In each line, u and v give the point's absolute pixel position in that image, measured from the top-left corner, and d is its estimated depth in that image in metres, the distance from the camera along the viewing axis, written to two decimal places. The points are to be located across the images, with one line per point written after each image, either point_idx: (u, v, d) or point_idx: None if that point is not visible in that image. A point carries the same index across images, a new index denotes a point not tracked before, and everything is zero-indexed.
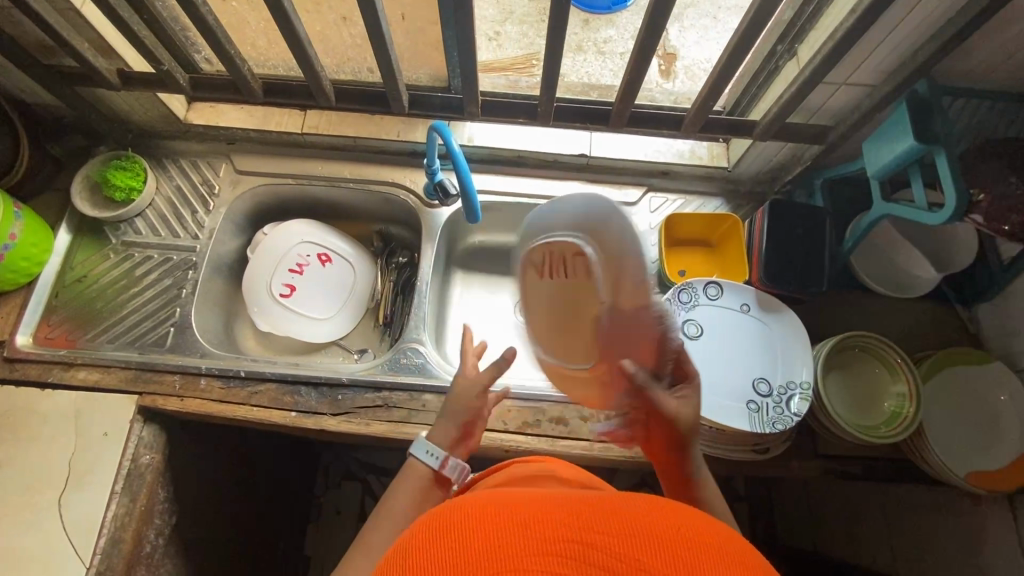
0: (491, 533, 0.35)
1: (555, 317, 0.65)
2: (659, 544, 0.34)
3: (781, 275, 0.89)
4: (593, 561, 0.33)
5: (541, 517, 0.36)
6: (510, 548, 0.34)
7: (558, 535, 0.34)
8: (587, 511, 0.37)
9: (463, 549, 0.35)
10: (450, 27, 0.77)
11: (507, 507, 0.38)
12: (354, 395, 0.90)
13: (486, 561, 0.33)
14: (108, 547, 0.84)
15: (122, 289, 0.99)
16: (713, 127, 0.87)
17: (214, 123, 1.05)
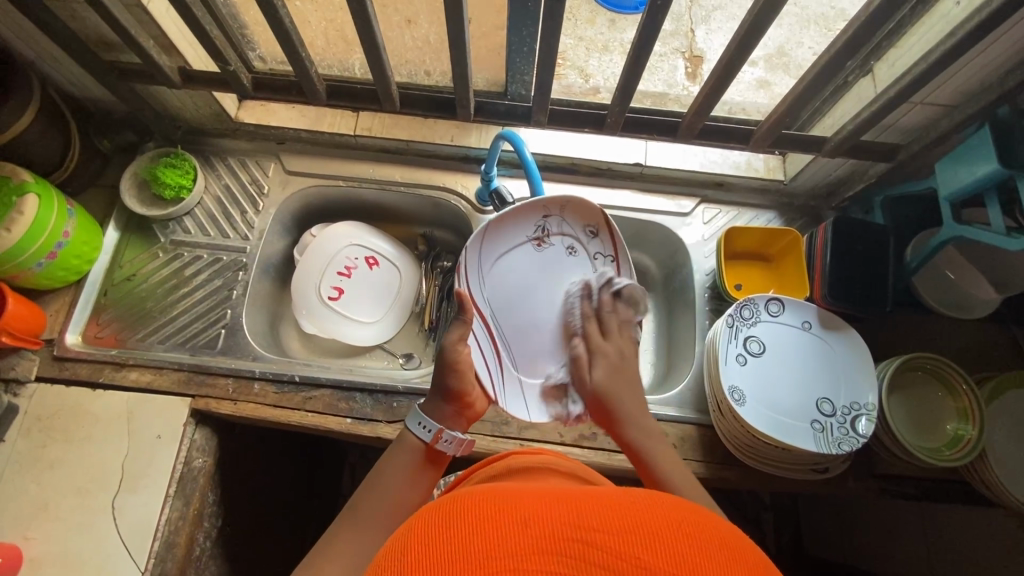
0: (485, 523, 0.33)
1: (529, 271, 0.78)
2: (660, 541, 0.32)
3: (844, 294, 0.88)
4: (599, 562, 0.31)
5: (537, 512, 0.34)
6: (498, 544, 0.32)
7: (550, 529, 0.32)
8: (583, 504, 0.35)
9: (459, 544, 0.32)
10: (523, 35, 0.75)
11: (504, 500, 0.35)
12: (409, 403, 0.89)
13: (483, 557, 0.31)
14: (162, 551, 0.83)
15: (171, 288, 0.98)
16: (781, 142, 0.86)
17: (266, 122, 1.04)
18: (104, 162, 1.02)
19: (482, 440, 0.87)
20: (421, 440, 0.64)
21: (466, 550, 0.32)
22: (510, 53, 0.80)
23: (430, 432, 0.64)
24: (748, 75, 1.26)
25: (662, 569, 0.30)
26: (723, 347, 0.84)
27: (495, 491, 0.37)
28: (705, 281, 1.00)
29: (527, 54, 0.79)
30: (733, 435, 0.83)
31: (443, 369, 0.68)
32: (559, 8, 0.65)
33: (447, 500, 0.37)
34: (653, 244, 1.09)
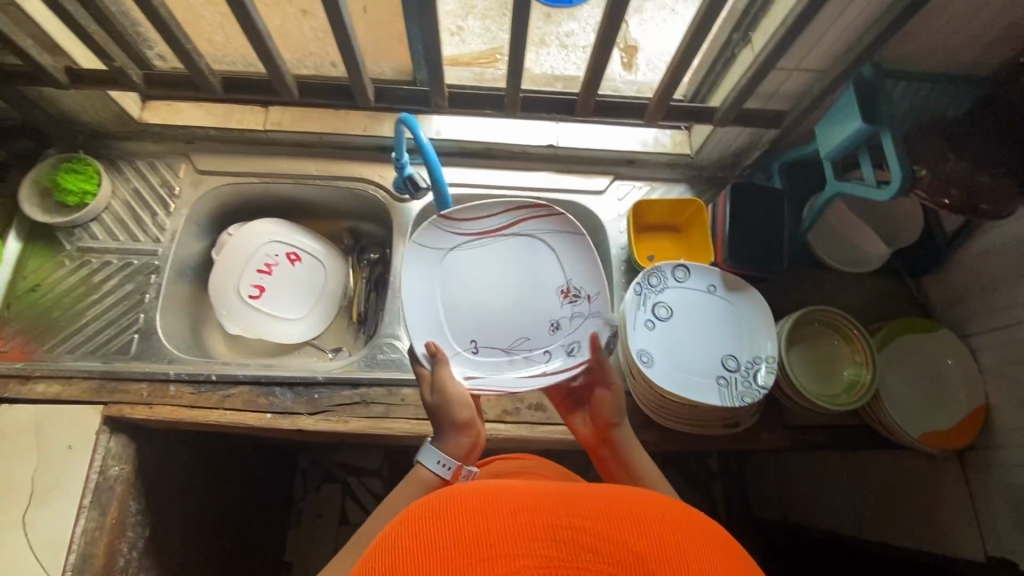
0: (485, 522, 0.37)
1: (518, 312, 0.86)
2: (630, 524, 0.38)
3: (744, 256, 0.92)
4: (582, 542, 0.36)
5: (534, 507, 0.39)
6: (497, 532, 0.37)
7: (536, 518, 0.38)
8: (566, 496, 0.41)
9: (461, 527, 0.37)
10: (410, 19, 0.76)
11: (505, 496, 0.40)
12: (330, 394, 0.89)
13: (485, 546, 0.36)
14: (79, 563, 0.81)
15: (79, 297, 0.95)
16: (676, 115, 0.90)
17: (171, 121, 1.02)
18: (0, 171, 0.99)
19: (406, 424, 0.88)
20: (435, 473, 0.67)
21: (473, 543, 0.36)
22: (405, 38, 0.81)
23: (449, 468, 0.67)
24: None
25: (636, 549, 0.36)
26: (631, 314, 0.87)
27: (492, 486, 0.42)
28: (621, 254, 1.03)
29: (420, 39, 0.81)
30: (647, 398, 0.86)
31: (448, 406, 0.71)
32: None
33: (449, 495, 0.41)
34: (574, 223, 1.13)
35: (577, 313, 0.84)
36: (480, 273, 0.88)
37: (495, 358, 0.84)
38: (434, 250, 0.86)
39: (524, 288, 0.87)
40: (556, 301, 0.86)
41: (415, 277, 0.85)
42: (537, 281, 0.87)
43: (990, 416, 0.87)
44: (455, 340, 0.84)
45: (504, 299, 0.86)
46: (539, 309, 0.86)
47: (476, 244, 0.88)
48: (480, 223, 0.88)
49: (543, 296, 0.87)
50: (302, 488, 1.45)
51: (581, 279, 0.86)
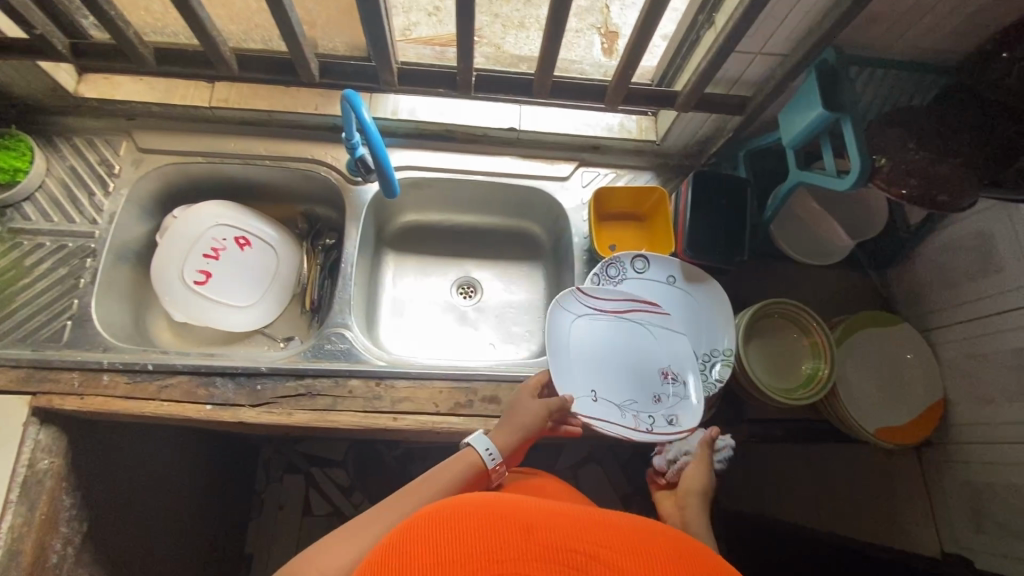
0: (498, 535, 0.38)
1: (667, 385, 0.83)
2: (642, 557, 0.37)
3: (704, 248, 0.89)
4: (594, 569, 0.36)
5: (549, 529, 0.39)
6: (508, 548, 0.37)
7: (549, 540, 0.38)
8: (581, 523, 0.41)
9: (475, 537, 0.38)
10: None
11: (525, 512, 0.41)
12: (274, 385, 0.85)
13: (494, 562, 0.36)
14: (5, 561, 0.77)
15: (8, 281, 0.90)
16: (637, 99, 0.87)
17: (110, 95, 0.96)
18: None
19: (353, 417, 0.85)
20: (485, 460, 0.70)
21: (485, 553, 0.37)
22: None
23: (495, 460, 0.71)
24: None
25: None
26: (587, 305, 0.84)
27: (509, 502, 0.43)
28: (582, 244, 1.01)
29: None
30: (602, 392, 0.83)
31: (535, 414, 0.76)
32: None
33: (462, 502, 0.42)
34: (538, 210, 1.11)
35: (673, 395, 0.82)
36: (604, 322, 0.86)
37: (608, 414, 0.80)
38: (573, 311, 0.85)
39: (630, 362, 0.85)
40: (658, 379, 0.84)
41: (562, 328, 0.84)
42: (644, 358, 0.85)
43: (948, 411, 0.87)
44: (576, 388, 0.81)
45: (619, 358, 0.85)
46: (633, 387, 0.83)
47: (608, 319, 0.86)
48: (615, 298, 0.87)
49: (639, 371, 0.84)
50: (263, 479, 1.42)
51: (684, 362, 0.84)
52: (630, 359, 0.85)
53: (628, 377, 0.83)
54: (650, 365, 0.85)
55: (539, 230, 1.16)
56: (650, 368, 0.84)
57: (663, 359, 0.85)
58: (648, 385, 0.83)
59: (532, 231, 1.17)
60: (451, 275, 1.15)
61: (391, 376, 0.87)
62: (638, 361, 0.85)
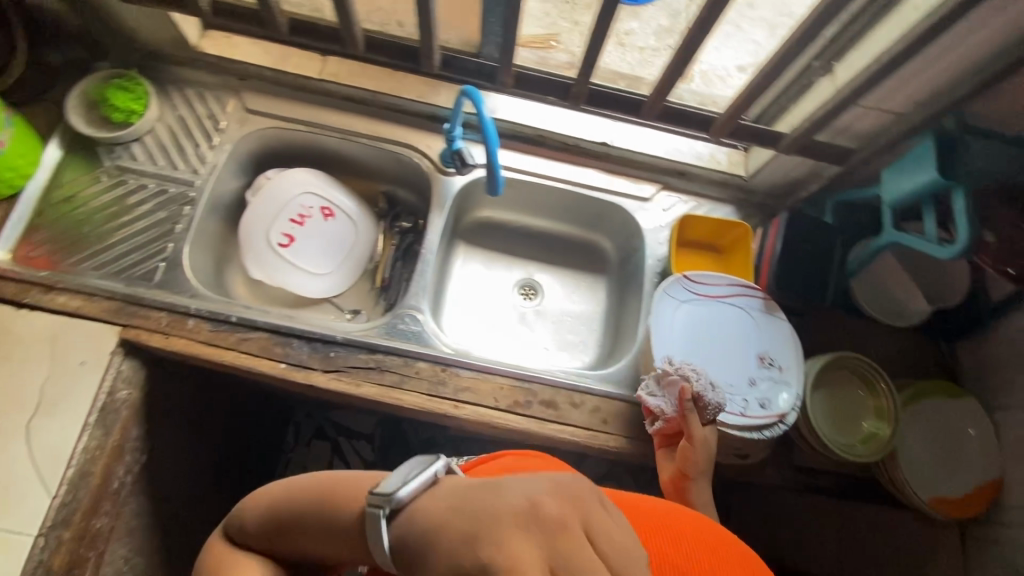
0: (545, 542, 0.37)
1: (762, 370, 0.85)
2: None
3: (786, 287, 0.91)
4: None
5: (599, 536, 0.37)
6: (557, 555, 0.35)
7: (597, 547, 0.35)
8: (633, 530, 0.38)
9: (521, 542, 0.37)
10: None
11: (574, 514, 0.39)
12: (346, 354, 0.89)
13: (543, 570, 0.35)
14: (77, 479, 0.81)
15: (112, 216, 0.94)
16: (742, 135, 0.87)
17: (228, 55, 1.00)
18: (50, 76, 0.97)
19: (416, 398, 0.87)
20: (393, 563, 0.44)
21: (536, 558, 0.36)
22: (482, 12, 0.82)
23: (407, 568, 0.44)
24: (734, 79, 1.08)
25: None
26: (662, 324, 0.85)
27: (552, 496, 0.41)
28: (655, 266, 1.03)
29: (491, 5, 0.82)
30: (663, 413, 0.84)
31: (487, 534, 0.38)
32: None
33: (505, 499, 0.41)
34: (612, 226, 1.12)
35: (769, 384, 0.84)
36: (700, 307, 0.88)
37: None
38: (676, 296, 0.88)
39: (724, 346, 0.86)
40: (753, 363, 0.85)
41: (666, 312, 0.86)
42: (739, 344, 0.87)
43: (1003, 491, 0.86)
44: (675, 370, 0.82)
45: (714, 341, 0.86)
46: (727, 369, 0.84)
47: (704, 304, 0.88)
48: (716, 285, 0.89)
49: (733, 355, 0.86)
50: (293, 439, 1.44)
51: (777, 354, 0.86)
52: (724, 343, 0.87)
53: (723, 360, 0.85)
54: (744, 351, 0.86)
55: (609, 245, 1.16)
56: (745, 352, 0.86)
57: (757, 345, 0.87)
58: (744, 368, 0.85)
59: (601, 246, 1.17)
60: (516, 275, 1.17)
61: (456, 365, 0.90)
62: (732, 347, 0.86)
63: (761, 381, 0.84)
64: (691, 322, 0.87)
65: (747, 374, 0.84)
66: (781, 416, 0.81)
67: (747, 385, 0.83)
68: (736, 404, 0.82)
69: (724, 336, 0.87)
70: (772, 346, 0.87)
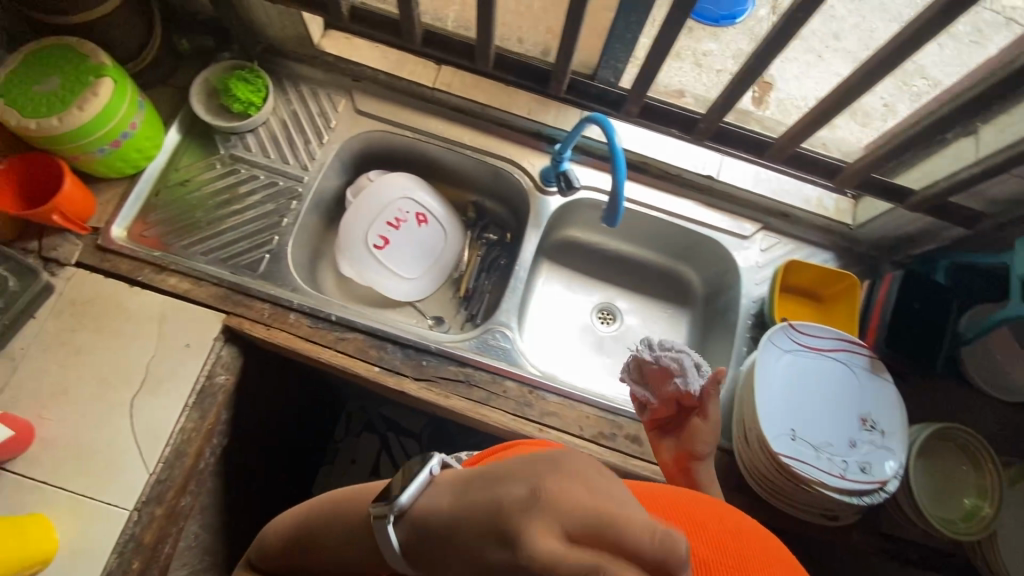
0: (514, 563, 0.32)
1: (864, 432, 0.82)
2: None
3: (894, 348, 0.88)
4: None
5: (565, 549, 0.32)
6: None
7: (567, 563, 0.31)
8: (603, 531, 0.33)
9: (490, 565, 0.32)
10: (630, 20, 0.81)
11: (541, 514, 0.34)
12: (437, 364, 0.89)
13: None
14: (172, 458, 0.83)
15: (222, 203, 0.97)
16: (868, 187, 0.84)
17: (347, 56, 1.02)
18: (177, 61, 1.00)
19: (502, 417, 0.87)
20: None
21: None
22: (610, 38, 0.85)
23: None
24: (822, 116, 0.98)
25: None
26: (765, 371, 0.83)
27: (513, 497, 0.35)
28: (750, 307, 1.01)
29: (625, 33, 0.82)
30: (755, 463, 0.82)
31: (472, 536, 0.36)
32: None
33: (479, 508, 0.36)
34: (703, 260, 1.10)
35: (870, 447, 0.81)
36: (803, 359, 0.85)
37: (807, 456, 0.79)
38: (779, 344, 0.85)
39: (825, 402, 0.84)
40: (854, 423, 0.83)
41: (768, 361, 0.84)
42: (840, 402, 0.84)
43: None
44: (775, 422, 0.80)
45: (815, 396, 0.84)
46: (827, 427, 0.82)
47: (807, 355, 0.86)
48: (821, 338, 0.87)
49: (834, 413, 0.83)
50: (343, 431, 1.43)
51: (879, 417, 0.83)
52: (825, 398, 0.84)
53: (823, 417, 0.83)
54: (846, 410, 0.84)
55: (695, 277, 1.14)
56: (846, 410, 0.84)
57: (859, 405, 0.84)
58: (844, 428, 0.82)
59: (686, 278, 1.15)
60: (596, 298, 1.16)
61: (544, 388, 0.89)
62: (833, 403, 0.84)
63: (862, 443, 0.81)
64: (793, 373, 0.85)
65: (847, 434, 0.82)
66: (883, 483, 0.78)
67: (848, 446, 0.81)
68: (835, 464, 0.79)
69: (825, 391, 0.85)
70: (875, 408, 0.84)
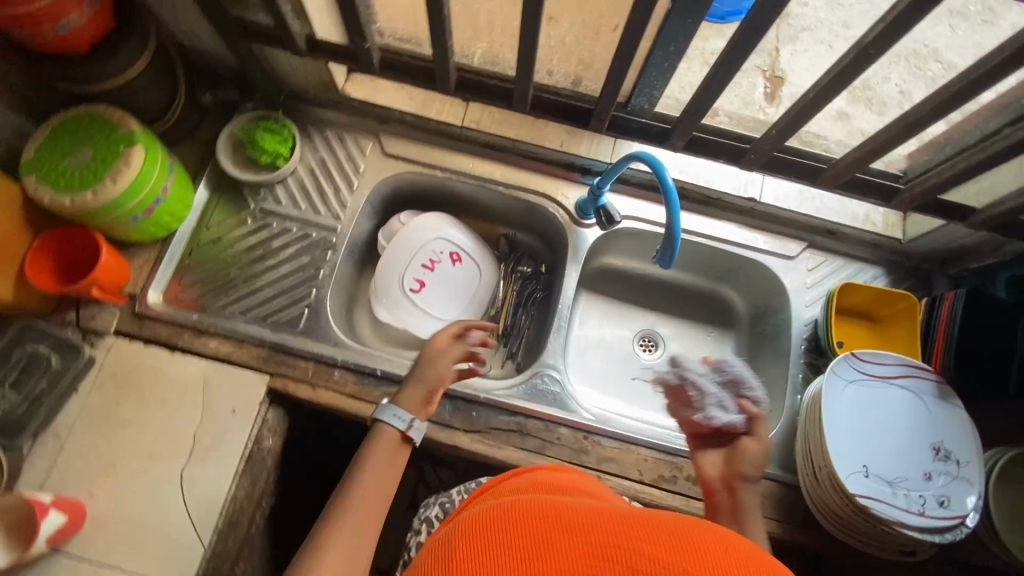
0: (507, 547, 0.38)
1: (937, 464, 0.79)
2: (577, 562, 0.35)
3: (964, 371, 0.85)
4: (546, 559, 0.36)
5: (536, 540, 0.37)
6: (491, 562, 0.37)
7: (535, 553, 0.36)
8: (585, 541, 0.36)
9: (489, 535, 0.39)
10: (670, 50, 0.76)
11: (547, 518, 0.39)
12: (488, 415, 0.86)
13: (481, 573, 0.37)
14: (226, 530, 0.81)
15: (256, 259, 0.95)
16: (927, 208, 0.81)
17: (372, 99, 1.00)
18: (201, 117, 0.99)
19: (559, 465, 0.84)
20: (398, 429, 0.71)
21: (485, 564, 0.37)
22: (646, 66, 0.80)
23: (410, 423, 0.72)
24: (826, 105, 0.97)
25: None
26: (831, 406, 0.80)
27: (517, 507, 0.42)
28: (803, 331, 0.98)
29: (663, 65, 0.79)
30: (826, 503, 0.80)
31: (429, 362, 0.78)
32: (766, 20, 0.60)
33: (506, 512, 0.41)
34: (748, 283, 1.07)
35: (946, 480, 0.78)
36: (868, 389, 0.82)
37: (882, 494, 0.76)
38: (843, 376, 0.82)
39: (894, 434, 0.81)
40: (925, 454, 0.80)
41: (834, 395, 0.81)
42: (910, 432, 0.81)
43: None
44: (845, 461, 0.77)
45: (884, 428, 0.81)
46: (899, 461, 0.79)
47: (873, 385, 0.82)
48: (886, 365, 0.83)
49: (904, 444, 0.80)
50: None
51: (952, 446, 0.80)
52: (894, 430, 0.81)
53: (893, 450, 0.80)
54: (916, 440, 0.81)
55: (738, 299, 1.11)
56: (917, 441, 0.81)
57: (930, 434, 0.81)
58: (917, 460, 0.79)
59: (729, 299, 1.12)
60: (637, 325, 1.13)
61: (599, 433, 0.87)
62: (902, 435, 0.81)
63: (936, 475, 0.78)
64: (860, 406, 0.81)
65: (921, 467, 0.79)
66: (966, 519, 0.75)
67: (922, 480, 0.78)
68: (912, 501, 0.76)
69: (893, 422, 0.82)
70: (946, 435, 0.81)
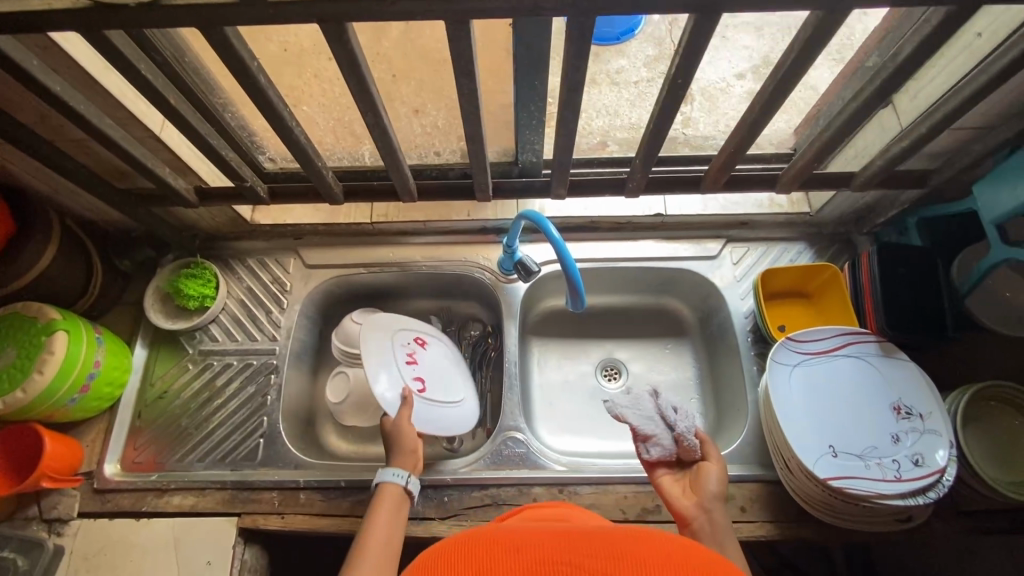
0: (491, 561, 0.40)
1: (902, 423, 0.78)
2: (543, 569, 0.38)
3: (904, 325, 0.86)
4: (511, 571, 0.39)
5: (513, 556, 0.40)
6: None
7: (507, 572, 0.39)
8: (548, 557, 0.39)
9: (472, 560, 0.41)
10: (531, 110, 0.79)
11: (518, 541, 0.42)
12: (461, 496, 0.86)
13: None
14: None
15: (204, 402, 0.96)
16: (811, 183, 0.84)
17: (282, 221, 1.06)
18: (125, 281, 1.03)
19: None
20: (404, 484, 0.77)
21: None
22: (519, 126, 0.82)
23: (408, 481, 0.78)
24: (738, 88, 1.09)
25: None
26: (780, 396, 0.81)
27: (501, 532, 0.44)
28: (746, 323, 1.00)
29: (533, 126, 0.81)
30: (808, 493, 0.78)
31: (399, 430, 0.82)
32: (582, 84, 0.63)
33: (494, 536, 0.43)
34: (687, 290, 1.09)
35: (914, 438, 0.77)
36: (812, 369, 0.83)
37: (853, 470, 0.75)
38: (786, 361, 0.83)
39: (851, 406, 0.81)
40: (887, 417, 0.80)
41: (781, 384, 0.82)
42: (866, 399, 0.81)
43: None
44: (808, 447, 0.77)
45: (839, 403, 0.81)
46: (863, 432, 0.79)
47: (816, 364, 0.83)
48: (822, 339, 0.84)
49: (865, 412, 0.80)
50: None
51: (912, 402, 0.80)
52: (851, 402, 0.81)
53: (855, 421, 0.80)
54: (875, 405, 0.81)
55: (683, 307, 1.13)
56: (876, 406, 0.81)
57: (886, 396, 0.81)
58: (881, 426, 0.79)
59: (675, 309, 1.13)
60: (594, 357, 1.13)
61: (573, 482, 0.86)
62: (860, 404, 0.81)
63: (904, 435, 0.77)
64: (809, 387, 0.82)
65: (886, 432, 0.78)
66: (943, 472, 0.73)
67: (891, 445, 0.77)
68: (886, 469, 0.75)
69: (847, 393, 0.82)
70: (902, 392, 0.81)
